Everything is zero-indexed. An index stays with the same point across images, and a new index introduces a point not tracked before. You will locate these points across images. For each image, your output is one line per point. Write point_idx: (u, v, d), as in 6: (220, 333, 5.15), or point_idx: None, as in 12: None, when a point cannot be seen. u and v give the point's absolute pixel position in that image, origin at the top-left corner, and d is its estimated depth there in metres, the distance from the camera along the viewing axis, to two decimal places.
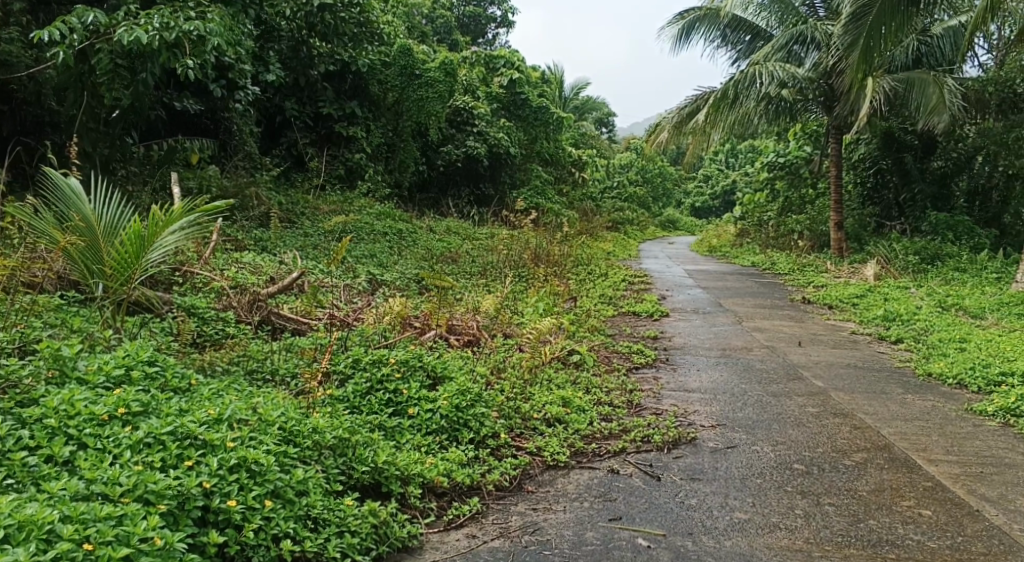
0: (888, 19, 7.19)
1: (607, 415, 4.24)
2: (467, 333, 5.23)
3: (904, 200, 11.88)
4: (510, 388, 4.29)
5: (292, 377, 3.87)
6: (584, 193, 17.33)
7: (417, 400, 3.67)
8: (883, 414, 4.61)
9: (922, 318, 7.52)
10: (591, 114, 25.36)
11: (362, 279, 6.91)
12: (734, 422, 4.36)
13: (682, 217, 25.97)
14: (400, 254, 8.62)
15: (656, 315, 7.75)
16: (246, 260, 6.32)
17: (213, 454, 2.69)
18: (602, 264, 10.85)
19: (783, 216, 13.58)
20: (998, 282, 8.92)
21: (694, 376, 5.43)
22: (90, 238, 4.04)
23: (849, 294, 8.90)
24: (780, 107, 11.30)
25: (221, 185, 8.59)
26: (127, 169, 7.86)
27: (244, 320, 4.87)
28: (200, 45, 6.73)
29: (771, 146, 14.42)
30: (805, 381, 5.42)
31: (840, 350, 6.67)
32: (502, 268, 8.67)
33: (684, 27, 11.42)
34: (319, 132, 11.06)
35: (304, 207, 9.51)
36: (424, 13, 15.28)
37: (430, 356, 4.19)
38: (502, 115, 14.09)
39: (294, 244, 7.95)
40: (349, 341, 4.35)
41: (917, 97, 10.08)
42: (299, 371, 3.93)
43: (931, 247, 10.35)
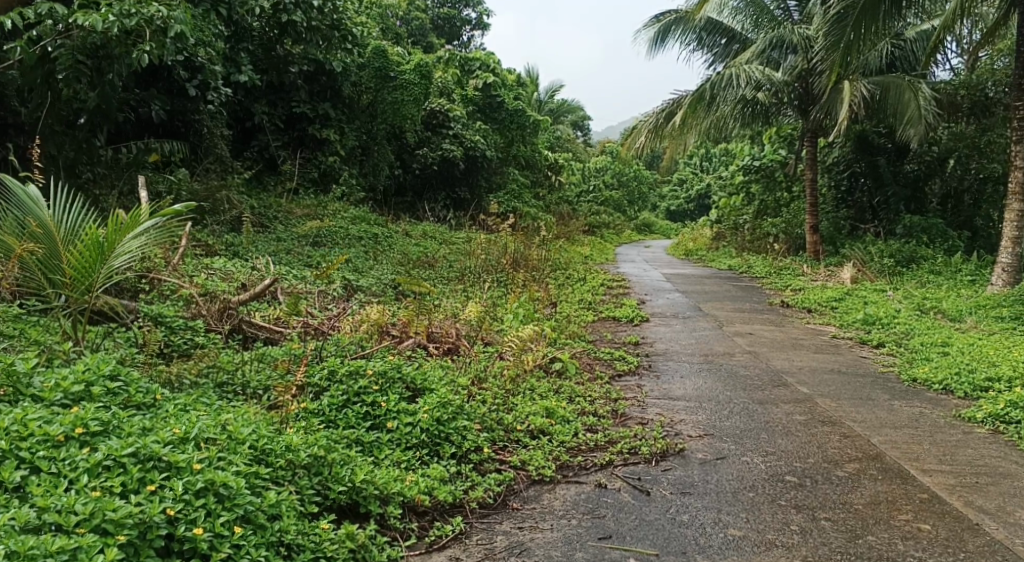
0: (869, 21, 7.16)
1: (592, 426, 4.12)
2: (447, 341, 5.10)
3: (879, 203, 11.91)
4: (493, 399, 4.16)
5: (264, 390, 3.71)
6: (560, 196, 17.25)
7: (396, 413, 3.51)
8: (871, 421, 4.54)
9: (902, 322, 7.50)
10: (567, 117, 25.34)
11: (337, 285, 6.74)
12: (721, 431, 4.26)
13: (657, 220, 26.03)
14: (376, 259, 8.44)
15: (635, 320, 7.66)
16: (217, 266, 6.13)
17: (179, 477, 2.52)
18: (579, 268, 10.76)
19: (760, 220, 13.58)
20: (974, 284, 8.95)
21: (677, 383, 5.33)
22: (47, 244, 3.85)
23: (828, 297, 8.86)
24: (756, 110, 11.29)
25: (191, 189, 8.36)
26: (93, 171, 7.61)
27: (214, 329, 4.70)
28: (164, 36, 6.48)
29: (746, 149, 14.42)
30: (790, 388, 5.34)
31: (823, 355, 6.60)
32: (479, 273, 8.53)
33: (661, 30, 11.34)
34: (293, 134, 10.85)
35: (278, 211, 9.30)
36: (398, 14, 15.12)
37: (409, 366, 4.04)
38: (478, 118, 13.96)
39: (268, 249, 7.76)
40: (325, 351, 4.18)
41: (893, 102, 10.11)
42: (272, 383, 3.77)
43: (907, 250, 10.37)
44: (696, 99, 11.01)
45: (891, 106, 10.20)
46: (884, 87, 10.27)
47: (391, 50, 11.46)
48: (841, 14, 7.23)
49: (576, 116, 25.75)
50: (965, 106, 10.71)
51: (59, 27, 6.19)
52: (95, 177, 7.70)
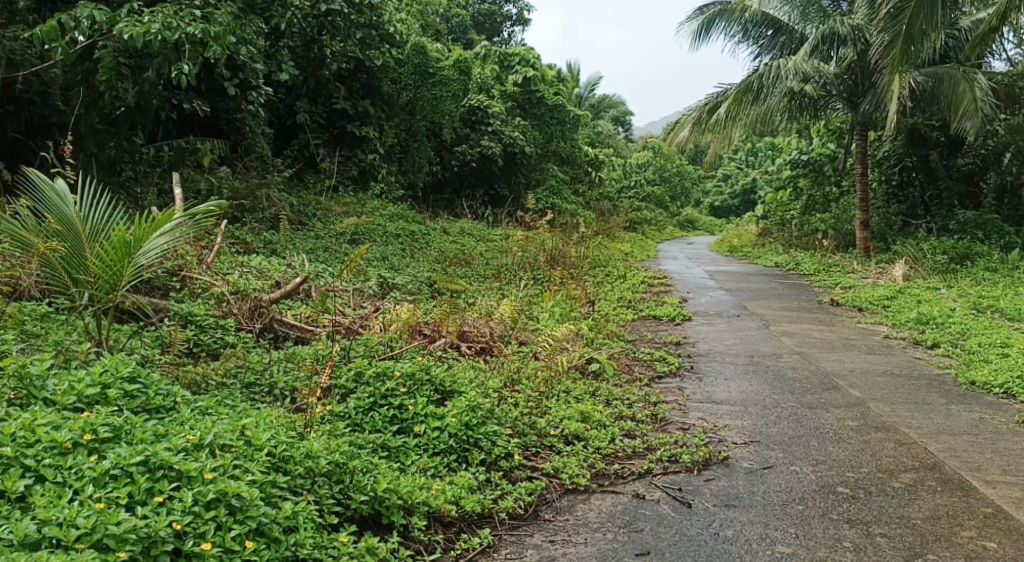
0: (926, 12, 7.11)
1: (630, 431, 3.95)
2: (480, 341, 4.99)
3: (931, 197, 11.45)
4: (526, 402, 4.01)
5: (291, 392, 3.59)
6: (600, 192, 17.00)
7: (423, 417, 3.38)
8: (928, 428, 4.27)
9: (958, 321, 7.16)
10: (608, 113, 25.01)
11: (373, 283, 6.64)
12: (768, 438, 4.05)
13: (701, 216, 25.58)
14: (413, 257, 8.35)
15: (678, 319, 7.43)
16: (252, 264, 6.08)
17: (189, 487, 2.42)
18: (620, 265, 10.53)
19: (807, 215, 13.19)
20: None
21: (721, 386, 5.11)
22: (71, 242, 3.78)
23: (879, 295, 8.52)
24: (803, 102, 10.95)
25: (231, 186, 8.36)
26: (132, 170, 7.64)
27: (245, 328, 4.62)
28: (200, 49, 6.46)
29: (793, 143, 14.02)
30: (841, 391, 5.08)
31: (874, 356, 6.31)
32: (517, 271, 8.39)
33: (705, 22, 11.08)
34: (332, 132, 10.82)
35: (316, 208, 9.26)
36: (438, 11, 15.02)
37: (439, 368, 3.90)
38: (517, 114, 13.79)
39: (304, 247, 7.70)
40: (355, 352, 4.07)
41: (947, 93, 9.71)
42: (299, 384, 3.64)
43: (961, 247, 9.95)
44: (742, 91, 10.72)
45: (945, 97, 9.79)
46: (938, 78, 9.86)
47: (430, 47, 11.43)
48: (896, 10, 7.21)
49: (618, 111, 25.48)
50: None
51: (99, 27, 6.17)
52: (136, 174, 7.73)
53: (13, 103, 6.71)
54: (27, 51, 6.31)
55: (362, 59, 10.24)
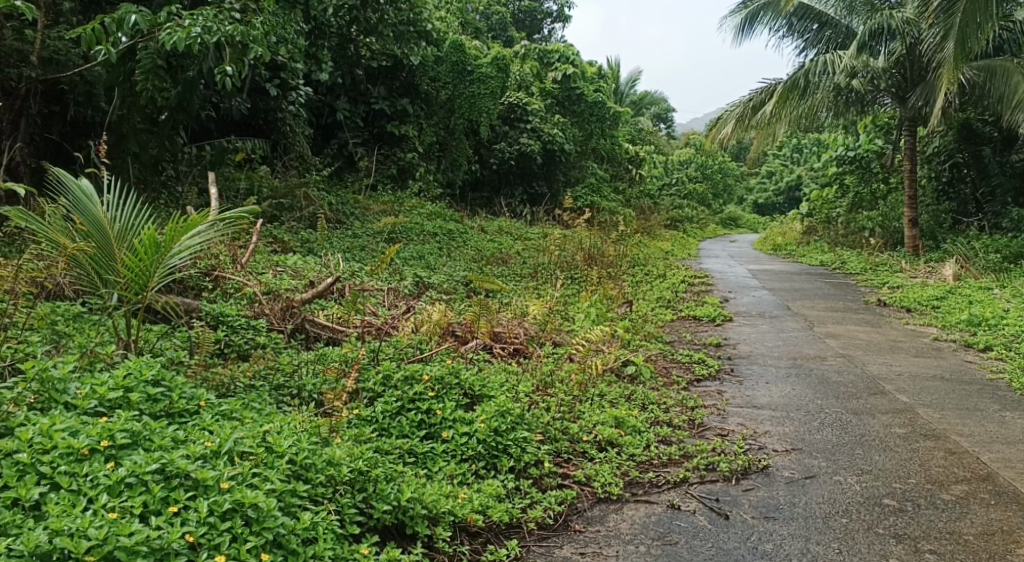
0: (981, 6, 6.86)
1: (665, 437, 3.84)
2: (512, 342, 4.94)
3: (983, 194, 11.02)
4: (559, 407, 3.92)
5: (318, 396, 3.56)
6: (641, 190, 16.78)
7: (452, 422, 3.31)
8: (981, 436, 4.06)
9: (1011, 323, 6.88)
10: (649, 109, 24.71)
11: (408, 282, 6.60)
12: (811, 446, 3.89)
13: (744, 214, 25.18)
14: (450, 255, 8.30)
15: (718, 320, 7.25)
16: (287, 263, 6.08)
17: (205, 496, 2.40)
18: (659, 264, 10.35)
19: (853, 213, 12.85)
20: None
21: (762, 390, 4.94)
22: (102, 244, 3.82)
23: (928, 295, 8.23)
24: (850, 98, 10.65)
25: (271, 186, 8.40)
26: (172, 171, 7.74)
27: (276, 328, 4.60)
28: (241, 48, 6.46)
29: (839, 139, 13.66)
30: (888, 396, 4.88)
31: (923, 359, 6.07)
32: (554, 270, 8.29)
33: (749, 17, 10.82)
34: (370, 131, 10.83)
35: (354, 207, 9.26)
36: (478, 9, 14.95)
37: (469, 370, 3.83)
38: (556, 111, 13.67)
39: (341, 246, 7.69)
40: (385, 354, 4.02)
41: (999, 88, 9.38)
42: (326, 388, 3.60)
43: (1014, 245, 9.59)
44: (789, 88, 10.44)
45: (997, 91, 9.44)
46: (989, 72, 9.51)
47: (468, 44, 11.31)
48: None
49: (660, 108, 25.18)
50: None
51: (140, 29, 6.20)
52: (177, 174, 7.82)
53: (59, 103, 6.84)
54: (72, 53, 6.36)
55: (399, 58, 10.22)
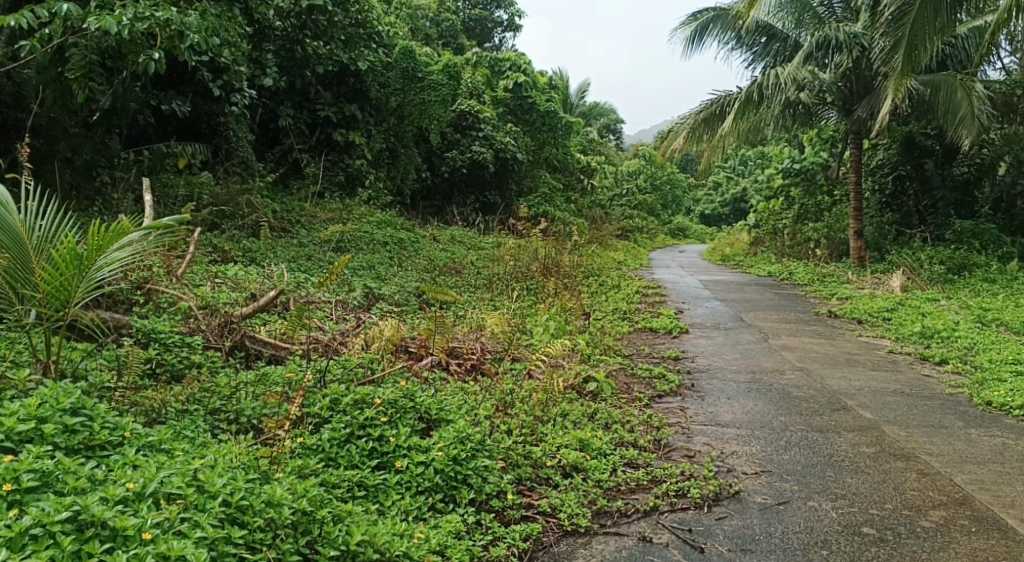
0: (929, 16, 6.93)
1: (632, 460, 3.65)
2: (469, 358, 4.72)
3: (926, 207, 11.18)
4: (520, 430, 3.71)
5: (256, 423, 3.33)
6: (592, 200, 16.71)
7: (406, 450, 3.06)
8: (950, 455, 3.98)
9: (963, 336, 6.90)
10: (598, 119, 24.73)
11: (357, 293, 6.31)
12: (781, 468, 3.74)
13: (693, 225, 25.41)
14: (401, 265, 8.03)
15: (674, 332, 7.11)
16: (228, 274, 5.77)
17: (123, 549, 2.17)
18: (613, 275, 10.23)
19: (800, 224, 12.96)
20: None
21: (724, 406, 4.79)
22: (18, 256, 3.48)
23: (878, 307, 8.24)
24: (798, 110, 10.71)
25: (213, 192, 8.03)
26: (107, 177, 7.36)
27: (214, 346, 4.31)
28: (178, 41, 6.07)
29: (786, 151, 13.76)
30: (851, 413, 4.77)
31: (881, 372, 6.01)
32: (508, 280, 8.08)
33: (699, 28, 10.80)
34: (317, 137, 10.49)
35: (300, 214, 8.91)
36: (428, 15, 14.70)
37: (424, 392, 3.58)
38: (508, 120, 13.45)
39: (286, 255, 7.37)
40: (332, 375, 3.75)
41: (943, 103, 9.47)
42: (266, 414, 3.38)
43: (958, 257, 9.77)
44: (743, 102, 10.43)
45: (941, 105, 9.54)
46: (934, 87, 9.62)
47: (418, 51, 11.12)
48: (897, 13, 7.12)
49: (610, 118, 25.25)
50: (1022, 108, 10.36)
51: (69, 24, 5.79)
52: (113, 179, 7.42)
53: None
54: None
55: (347, 63, 9.86)
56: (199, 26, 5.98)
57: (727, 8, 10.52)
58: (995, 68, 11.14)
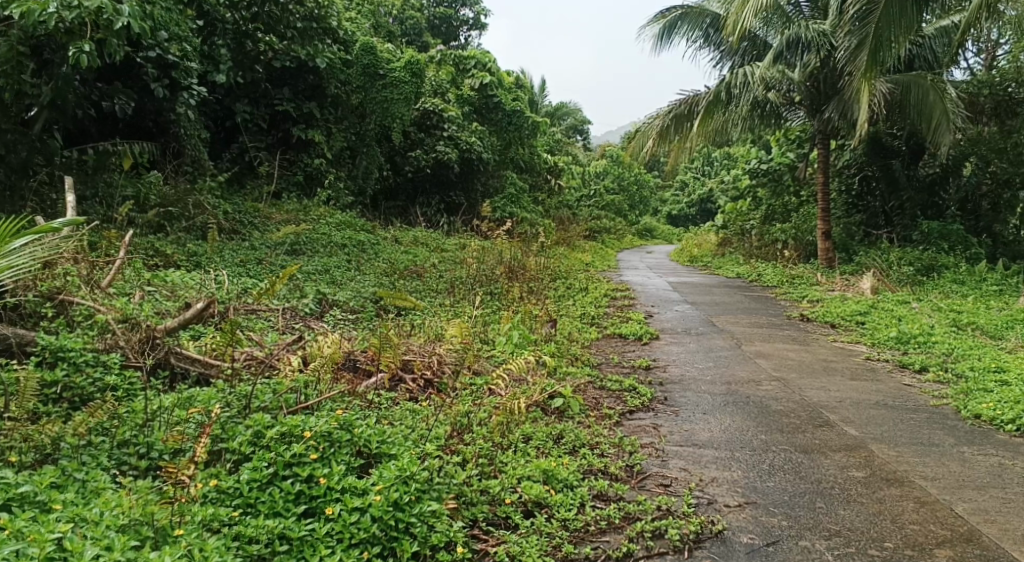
0: (897, 12, 6.67)
1: (603, 492, 3.32)
2: (423, 372, 4.35)
3: (893, 208, 10.94)
4: (478, 460, 3.37)
5: (155, 472, 2.96)
6: (560, 201, 16.34)
7: (340, 494, 2.76)
8: (948, 480, 3.65)
9: (941, 342, 6.62)
10: (564, 120, 24.41)
11: (309, 300, 5.85)
12: (768, 499, 3.38)
13: (659, 225, 25.19)
14: (358, 268, 7.58)
15: (644, 339, 6.73)
16: (163, 282, 5.29)
17: None
18: (580, 277, 9.85)
19: (767, 225, 12.68)
20: (1002, 296, 8.24)
21: (701, 423, 4.41)
22: None
23: (852, 310, 7.95)
24: (766, 109, 10.44)
25: (160, 193, 7.49)
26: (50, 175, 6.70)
27: (132, 364, 3.87)
28: (111, 33, 5.46)
29: (753, 151, 13.51)
30: (836, 430, 4.42)
31: (862, 383, 5.67)
32: (471, 284, 7.65)
33: (667, 26, 10.46)
34: (274, 136, 9.96)
35: (254, 215, 8.40)
36: (391, 11, 14.20)
37: (364, 420, 3.24)
38: (473, 119, 12.97)
39: (233, 259, 6.85)
40: (259, 402, 3.37)
41: (915, 104, 9.21)
42: (167, 459, 3.01)
43: (927, 256, 9.59)
44: (711, 102, 10.09)
45: (914, 107, 9.26)
46: (903, 86, 9.35)
47: (380, 47, 10.57)
48: (863, 11, 6.83)
49: (576, 119, 24.99)
50: (987, 107, 10.08)
51: None
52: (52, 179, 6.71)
53: None
54: None
55: (306, 59, 9.40)
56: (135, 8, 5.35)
57: (695, 5, 10.23)
58: (962, 66, 11.04)
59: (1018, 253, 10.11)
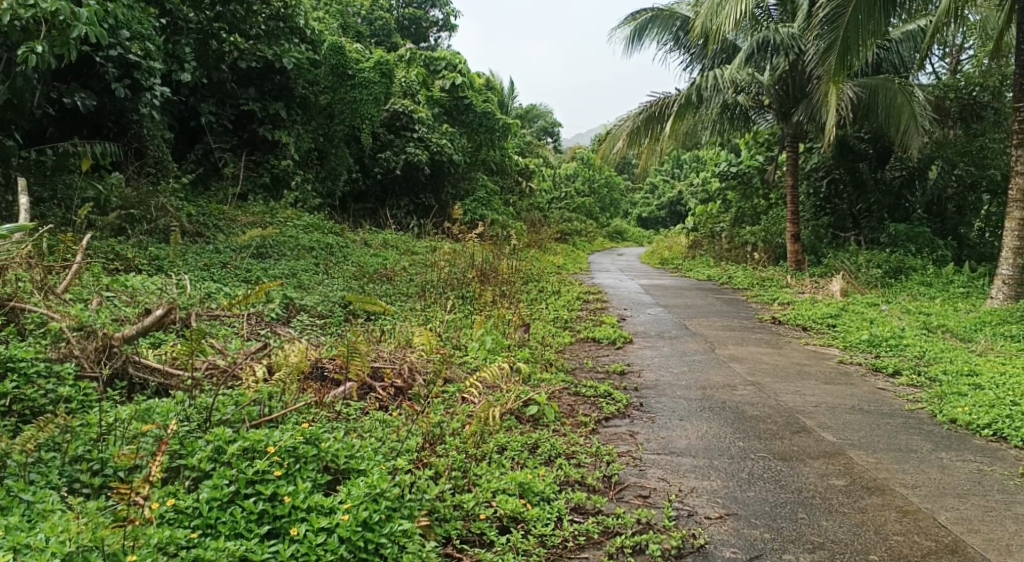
0: (864, 17, 6.66)
1: (581, 504, 3.22)
2: (392, 380, 4.21)
3: (860, 211, 11.01)
4: (451, 473, 3.25)
5: (107, 491, 2.79)
6: (532, 203, 16.26)
7: (306, 514, 2.64)
8: (928, 487, 3.61)
9: (913, 345, 6.62)
10: (535, 122, 24.33)
11: (275, 304, 5.67)
12: (749, 509, 3.30)
13: (630, 228, 25.23)
14: (326, 272, 7.41)
15: (618, 343, 6.64)
16: (121, 287, 5.08)
17: None
18: (552, 280, 9.75)
19: (737, 227, 12.69)
20: (970, 298, 8.30)
21: (678, 430, 4.32)
22: None
23: (822, 313, 7.94)
24: (736, 113, 10.44)
25: (122, 194, 7.25)
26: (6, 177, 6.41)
27: (87, 375, 3.69)
28: (67, 33, 5.27)
29: (723, 153, 13.53)
30: (813, 436, 4.35)
31: (836, 387, 5.63)
32: (441, 288, 7.52)
33: (637, 29, 10.44)
34: (240, 136, 9.73)
35: (219, 218, 8.18)
36: (359, 12, 14.01)
37: (331, 434, 3.11)
38: (443, 121, 12.82)
39: (197, 263, 6.64)
40: (220, 415, 3.21)
41: (882, 107, 9.25)
42: (119, 478, 2.84)
43: (895, 259, 9.64)
44: (682, 104, 10.06)
45: (881, 110, 9.30)
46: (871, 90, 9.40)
47: (348, 47, 10.38)
48: (831, 15, 6.78)
49: (547, 122, 24.93)
50: (953, 111, 10.03)
51: None
52: (7, 181, 6.40)
53: None
54: None
55: (272, 59, 9.23)
56: (92, 15, 5.19)
57: (666, 8, 10.21)
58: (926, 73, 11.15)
59: (984, 255, 10.32)
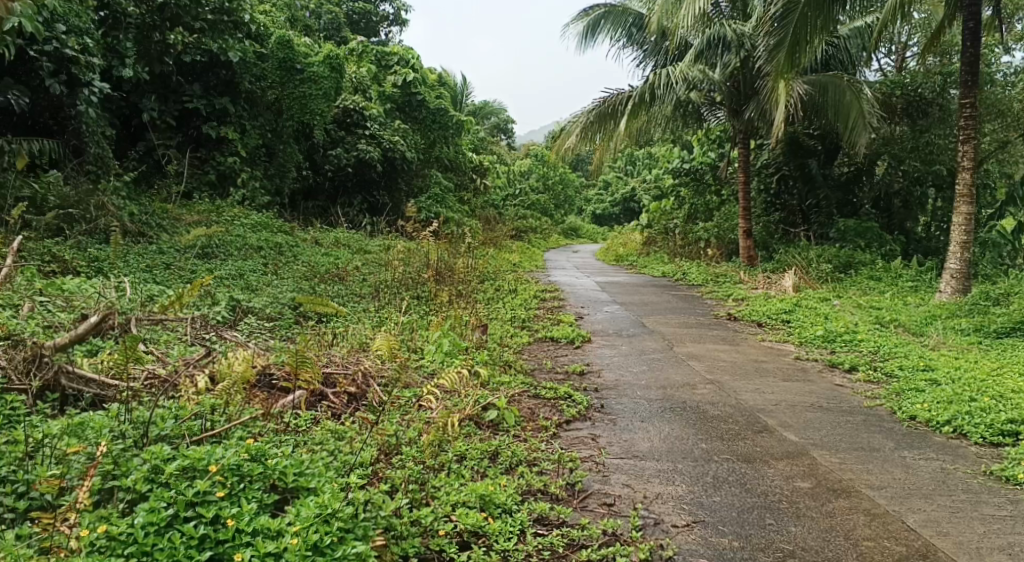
0: (814, 14, 6.66)
1: (544, 515, 3.11)
2: (345, 387, 4.03)
3: (810, 206, 11.09)
4: (408, 487, 3.10)
5: (29, 518, 2.56)
6: (486, 200, 16.10)
7: (252, 538, 2.49)
8: (894, 487, 3.57)
9: (867, 340, 6.64)
10: (488, 119, 24.17)
11: (222, 307, 5.41)
12: (717, 515, 3.22)
13: (584, 225, 25.21)
14: (275, 272, 7.16)
15: (576, 342, 6.54)
16: (54, 292, 4.80)
17: None
18: (508, 278, 9.61)
19: (691, 223, 12.72)
20: (919, 292, 8.42)
21: (639, 432, 4.21)
22: None
23: (777, 309, 7.95)
24: (688, 110, 10.44)
25: (60, 193, 6.91)
26: None
27: (15, 387, 3.44)
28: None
29: (676, 150, 13.55)
30: (776, 435, 4.29)
31: (794, 384, 5.59)
32: (395, 288, 7.33)
33: (590, 25, 10.36)
34: (184, 132, 9.39)
35: (163, 217, 7.87)
36: (308, 5, 13.69)
37: (279, 450, 2.94)
38: (396, 117, 12.58)
39: (139, 264, 6.35)
40: (158, 430, 3.02)
41: (832, 104, 9.32)
42: (43, 502, 2.62)
43: (845, 253, 9.72)
44: (636, 102, 10.00)
45: (831, 107, 9.37)
46: (821, 87, 9.44)
47: (297, 40, 10.06)
48: (782, 11, 6.74)
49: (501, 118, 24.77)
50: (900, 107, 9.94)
51: None
52: None
53: None
54: None
55: (217, 53, 8.84)
56: (26, 8, 4.92)
57: (618, 4, 10.16)
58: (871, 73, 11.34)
59: (930, 250, 10.44)
